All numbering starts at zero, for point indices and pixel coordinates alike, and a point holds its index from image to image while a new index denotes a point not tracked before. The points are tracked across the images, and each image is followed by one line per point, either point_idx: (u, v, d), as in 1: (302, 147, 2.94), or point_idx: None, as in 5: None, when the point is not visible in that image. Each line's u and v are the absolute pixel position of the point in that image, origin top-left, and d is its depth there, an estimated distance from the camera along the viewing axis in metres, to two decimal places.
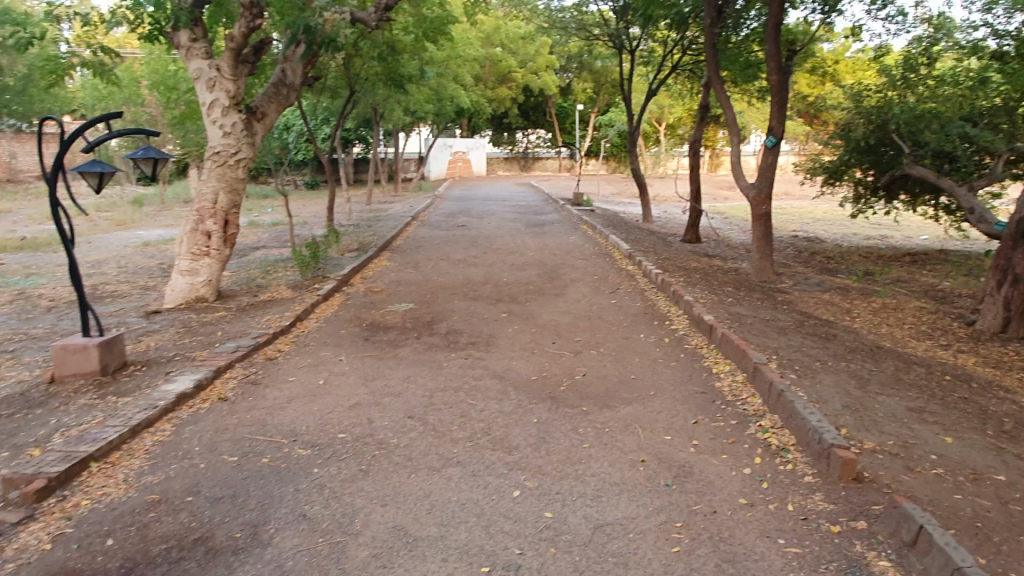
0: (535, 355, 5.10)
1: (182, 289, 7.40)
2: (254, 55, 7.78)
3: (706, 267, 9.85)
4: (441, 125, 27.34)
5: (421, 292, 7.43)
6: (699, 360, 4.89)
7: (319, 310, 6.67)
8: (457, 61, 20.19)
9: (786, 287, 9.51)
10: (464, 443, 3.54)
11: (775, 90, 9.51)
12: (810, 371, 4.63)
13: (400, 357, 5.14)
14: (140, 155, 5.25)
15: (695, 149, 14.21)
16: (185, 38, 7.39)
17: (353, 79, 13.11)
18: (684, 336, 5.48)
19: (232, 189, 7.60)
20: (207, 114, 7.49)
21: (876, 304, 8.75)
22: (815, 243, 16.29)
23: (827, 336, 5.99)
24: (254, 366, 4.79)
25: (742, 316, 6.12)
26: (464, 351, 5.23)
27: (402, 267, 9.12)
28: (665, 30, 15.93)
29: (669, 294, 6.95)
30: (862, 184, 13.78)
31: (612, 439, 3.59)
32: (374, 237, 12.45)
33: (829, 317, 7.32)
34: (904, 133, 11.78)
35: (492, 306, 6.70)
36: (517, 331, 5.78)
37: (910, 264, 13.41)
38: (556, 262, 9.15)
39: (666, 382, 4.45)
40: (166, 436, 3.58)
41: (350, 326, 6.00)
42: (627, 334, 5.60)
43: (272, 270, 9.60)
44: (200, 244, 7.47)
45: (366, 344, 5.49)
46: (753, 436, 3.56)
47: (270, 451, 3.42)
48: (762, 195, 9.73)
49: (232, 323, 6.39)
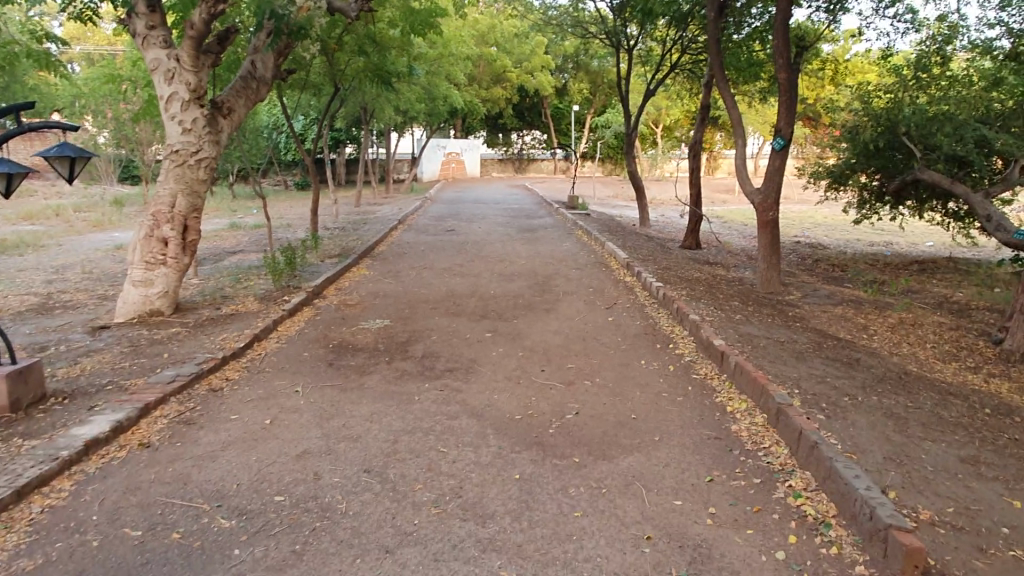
0: (519, 386, 4.43)
1: (135, 301, 6.71)
2: (218, 45, 7.07)
3: (709, 277, 9.21)
4: (433, 125, 26.70)
5: (400, 306, 6.78)
6: (709, 394, 4.23)
7: (282, 328, 5.98)
8: (449, 60, 19.59)
9: (795, 299, 8.86)
10: (429, 509, 2.87)
11: (783, 88, 8.83)
12: (839, 410, 3.97)
13: (366, 387, 4.46)
14: (54, 152, 4.68)
15: (697, 151, 13.56)
16: (142, 25, 6.72)
17: (336, 76, 12.45)
18: (691, 363, 4.83)
19: (193, 192, 6.93)
20: (165, 109, 6.83)
21: (893, 320, 8.11)
22: (819, 249, 15.68)
23: (849, 362, 5.34)
24: (192, 401, 4.11)
25: (754, 338, 5.48)
26: (439, 381, 4.56)
27: (382, 276, 8.46)
28: (665, 28, 15.29)
29: (672, 311, 6.30)
30: (868, 188, 13.19)
31: (610, 505, 2.93)
32: (358, 241, 11.82)
33: (847, 336, 6.66)
34: (914, 135, 11.20)
35: (476, 324, 6.04)
36: (502, 355, 5.12)
37: (919, 273, 12.81)
38: (549, 273, 8.49)
39: (672, 423, 3.79)
40: (62, 500, 2.90)
41: (315, 348, 5.33)
42: (626, 360, 4.93)
43: (244, 279, 8.94)
44: (155, 251, 6.79)
45: (329, 370, 4.80)
46: (784, 503, 2.91)
47: (185, 522, 2.75)
48: (769, 201, 9.11)
49: (184, 342, 5.71)
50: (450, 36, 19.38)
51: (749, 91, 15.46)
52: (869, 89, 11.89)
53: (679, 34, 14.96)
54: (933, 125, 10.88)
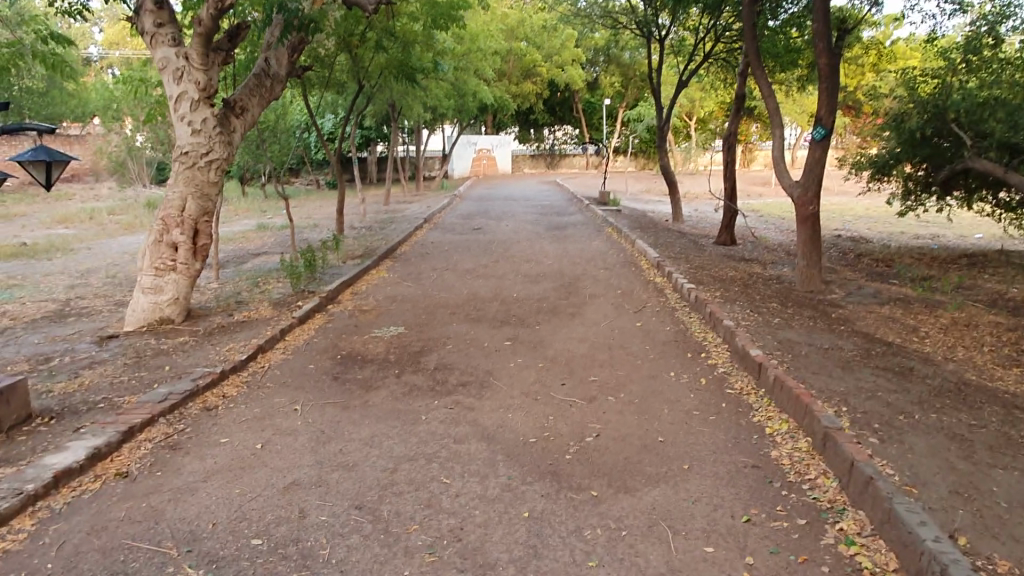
0: (537, 404, 4.05)
1: (145, 309, 6.48)
2: (229, 42, 6.81)
3: (745, 276, 8.73)
4: (463, 122, 26.44)
5: (417, 311, 6.47)
6: (745, 412, 3.80)
7: (291, 337, 5.68)
8: (478, 55, 19.29)
9: (837, 298, 8.33)
10: (423, 557, 2.53)
11: (824, 74, 8.28)
12: (894, 432, 3.53)
13: (371, 405, 4.12)
14: (28, 157, 5.02)
15: (732, 143, 13.03)
16: (149, 24, 6.50)
17: (360, 73, 12.19)
18: (725, 376, 4.40)
19: (204, 195, 6.66)
20: (174, 109, 6.59)
21: (945, 320, 7.54)
22: (861, 243, 15.01)
23: (901, 370, 4.85)
24: (183, 422, 3.81)
25: (795, 346, 5.03)
26: (449, 397, 4.21)
27: (401, 278, 8.15)
28: (698, 16, 14.76)
29: (705, 315, 5.87)
30: (913, 179, 12.51)
31: (631, 553, 2.55)
32: (381, 241, 11.58)
33: (896, 340, 6.15)
34: (963, 123, 10.47)
35: (495, 331, 5.69)
36: (520, 366, 4.76)
37: (970, 268, 12.09)
38: (576, 273, 8.10)
39: (704, 449, 3.38)
40: (16, 544, 2.62)
41: (322, 360, 5.02)
42: (653, 372, 4.52)
43: (263, 282, 8.74)
44: (165, 257, 6.53)
45: (334, 385, 4.48)
46: (834, 552, 2.50)
47: (149, 571, 2.45)
48: (809, 194, 8.61)
49: (189, 353, 5.45)
50: (478, 30, 19.05)
51: (787, 80, 14.84)
52: (913, 74, 11.28)
53: (713, 22, 14.41)
54: (984, 111, 10.13)
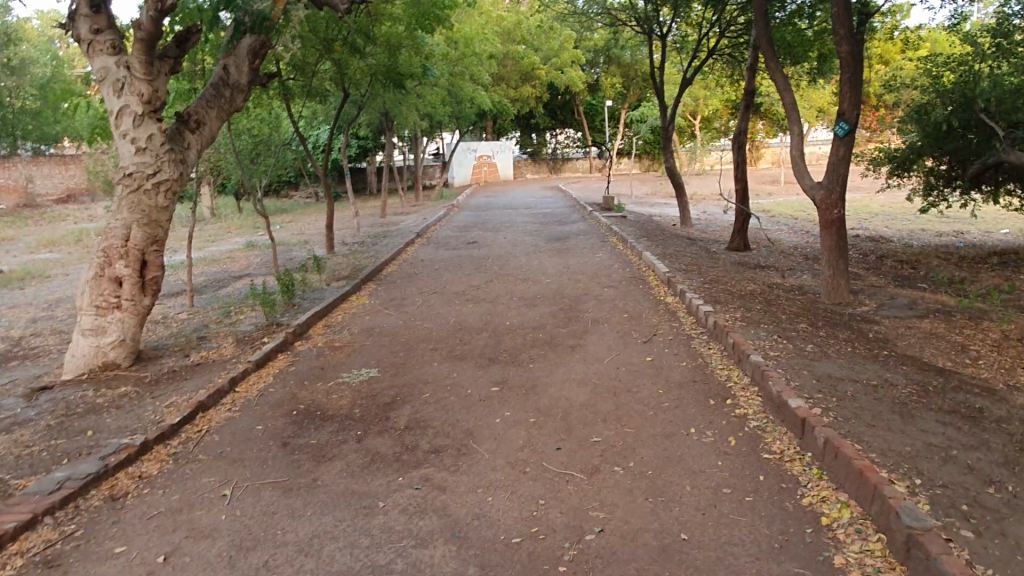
0: (524, 481, 3.22)
1: (85, 354, 5.63)
2: (177, 48, 5.96)
3: (764, 289, 7.88)
4: (462, 128, 25.68)
5: (396, 347, 5.67)
6: (791, 491, 2.97)
7: (244, 386, 4.88)
8: (472, 59, 18.55)
9: (867, 311, 7.47)
10: None
11: (846, 64, 7.42)
12: (992, 516, 2.69)
13: (319, 485, 3.30)
14: None
15: (742, 142, 12.15)
16: (85, 29, 5.67)
17: (344, 80, 11.42)
18: (758, 432, 3.57)
19: (152, 221, 5.78)
20: (116, 125, 5.73)
21: (995, 332, 6.64)
22: (881, 244, 14.08)
23: (970, 413, 3.98)
24: (76, 522, 3.02)
25: (838, 386, 4.17)
26: (416, 472, 3.39)
27: (383, 306, 7.34)
28: (701, 10, 13.92)
29: (727, 346, 5.02)
30: (935, 174, 11.61)
31: None
32: (371, 258, 10.77)
33: (947, 366, 5.27)
34: (993, 112, 9.48)
35: (481, 372, 4.88)
36: (507, 422, 3.95)
37: (1003, 268, 11.16)
38: (577, 294, 7.28)
39: (742, 553, 2.55)
40: None
41: (273, 419, 4.21)
42: (670, 430, 3.68)
43: (236, 312, 7.96)
44: (107, 294, 5.68)
45: (281, 456, 3.67)
46: None
47: None
48: (833, 197, 7.75)
49: (124, 410, 4.65)
50: (472, 33, 18.31)
51: (797, 73, 13.99)
52: (935, 62, 10.42)
53: (716, 17, 13.60)
54: (1019, 98, 9.16)
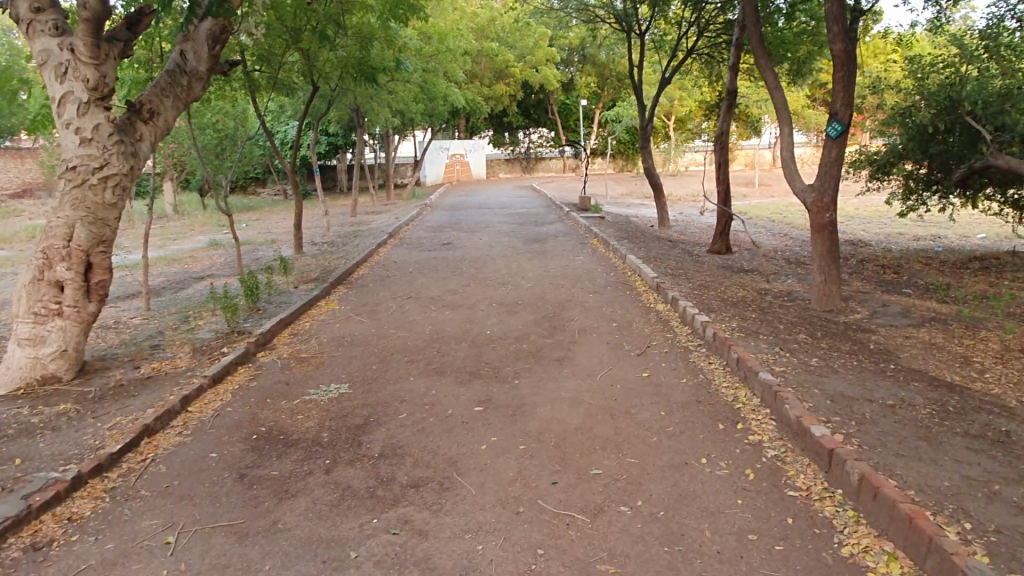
0: (519, 525, 2.80)
1: (20, 366, 5.03)
2: (128, 31, 5.39)
3: (754, 295, 7.54)
4: (435, 125, 25.09)
5: (368, 360, 5.20)
6: (826, 538, 2.61)
7: (199, 405, 4.37)
8: (447, 55, 18.05)
9: (860, 320, 7.16)
10: None
11: (840, 62, 7.08)
12: None
13: (282, 530, 2.85)
14: None
15: (722, 143, 11.82)
16: (24, 8, 5.04)
17: (310, 71, 10.83)
18: (777, 464, 3.20)
19: (98, 219, 5.22)
20: (58, 113, 5.14)
21: (995, 344, 6.36)
22: (861, 248, 13.89)
23: (998, 438, 3.63)
24: None
25: (854, 408, 3.80)
26: (393, 512, 2.94)
27: (352, 312, 6.85)
28: (680, 9, 13.57)
29: (729, 361, 4.65)
30: (914, 178, 11.33)
31: None
32: (340, 259, 10.27)
33: (956, 382, 4.95)
34: (979, 115, 9.17)
35: (463, 390, 4.44)
36: (494, 451, 3.51)
37: (986, 273, 11.00)
38: (560, 300, 6.87)
39: None
40: None
41: (229, 446, 3.72)
42: (678, 461, 3.28)
43: (194, 318, 7.39)
44: (46, 299, 5.10)
45: (237, 492, 3.20)
46: None
47: None
48: (824, 201, 7.43)
49: (58, 432, 4.10)
50: (446, 28, 17.78)
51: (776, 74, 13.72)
52: (919, 61, 10.10)
53: (696, 16, 13.26)
54: (1005, 102, 8.92)
